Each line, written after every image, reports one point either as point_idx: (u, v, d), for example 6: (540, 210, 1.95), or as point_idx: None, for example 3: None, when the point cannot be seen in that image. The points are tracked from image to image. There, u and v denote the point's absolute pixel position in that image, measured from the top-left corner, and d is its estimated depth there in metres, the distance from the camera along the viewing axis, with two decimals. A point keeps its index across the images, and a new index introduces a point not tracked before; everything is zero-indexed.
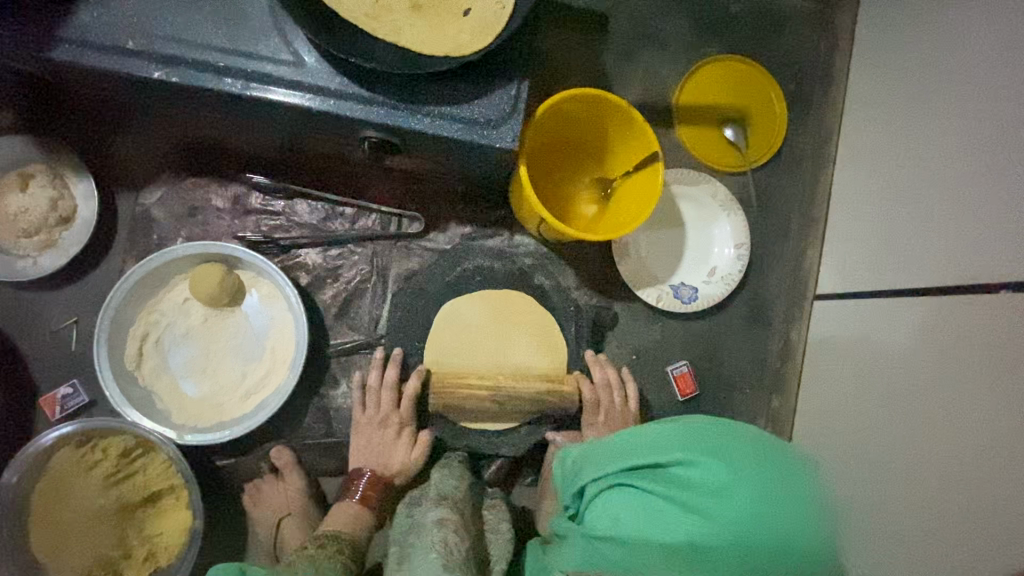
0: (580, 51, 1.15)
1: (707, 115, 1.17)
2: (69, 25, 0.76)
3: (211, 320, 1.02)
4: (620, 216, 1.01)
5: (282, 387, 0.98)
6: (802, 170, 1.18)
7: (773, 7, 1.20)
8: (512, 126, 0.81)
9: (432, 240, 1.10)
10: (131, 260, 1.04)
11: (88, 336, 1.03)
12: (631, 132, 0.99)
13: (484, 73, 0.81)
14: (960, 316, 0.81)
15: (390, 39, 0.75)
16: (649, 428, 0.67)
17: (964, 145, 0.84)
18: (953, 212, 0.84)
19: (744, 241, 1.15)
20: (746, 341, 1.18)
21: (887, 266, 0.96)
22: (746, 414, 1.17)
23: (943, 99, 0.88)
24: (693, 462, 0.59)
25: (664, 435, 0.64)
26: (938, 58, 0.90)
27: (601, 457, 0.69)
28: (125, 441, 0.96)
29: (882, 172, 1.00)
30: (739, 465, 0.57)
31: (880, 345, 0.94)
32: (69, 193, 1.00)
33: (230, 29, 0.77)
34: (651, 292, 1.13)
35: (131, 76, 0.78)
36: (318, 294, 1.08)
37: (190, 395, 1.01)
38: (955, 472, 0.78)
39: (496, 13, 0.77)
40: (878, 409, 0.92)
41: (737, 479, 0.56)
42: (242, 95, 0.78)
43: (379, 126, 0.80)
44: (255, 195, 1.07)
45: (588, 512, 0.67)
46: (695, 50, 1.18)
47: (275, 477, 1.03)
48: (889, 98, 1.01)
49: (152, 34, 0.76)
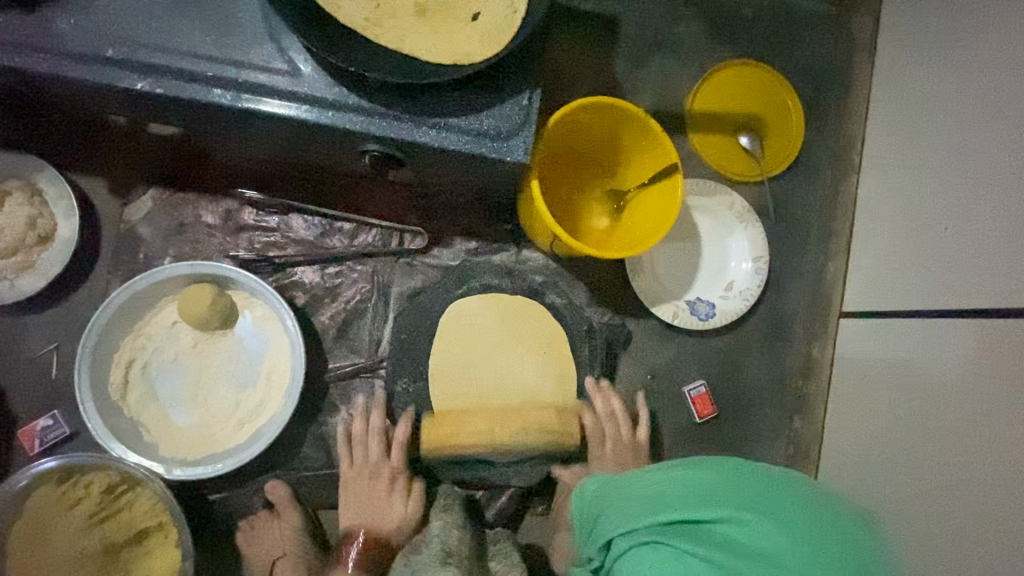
0: (589, 56, 1.09)
1: (722, 122, 1.12)
2: (42, 32, 0.70)
3: (201, 344, 0.96)
4: (635, 230, 0.95)
5: (278, 416, 0.92)
6: (821, 179, 1.13)
7: (788, 10, 1.15)
8: (524, 138, 0.76)
9: (436, 256, 1.04)
10: (116, 281, 0.98)
11: (69, 363, 0.96)
12: (646, 141, 0.93)
13: (494, 82, 0.76)
14: (1002, 339, 0.76)
15: (394, 46, 0.70)
16: (683, 470, 0.62)
17: (1000, 155, 0.79)
18: (993, 227, 0.79)
19: (761, 255, 1.10)
20: (765, 359, 1.13)
21: (917, 282, 0.91)
22: (767, 436, 1.12)
23: (977, 106, 0.83)
24: (740, 522, 0.54)
25: (702, 484, 0.59)
26: (968, 64, 0.86)
27: (630, 502, 0.63)
28: (109, 476, 0.90)
29: (909, 182, 0.95)
30: (786, 524, 0.53)
31: (912, 366, 0.89)
32: (49, 211, 0.93)
33: (219, 36, 0.71)
34: (667, 308, 1.07)
35: (113, 88, 0.72)
36: (315, 315, 1.02)
37: (179, 425, 0.94)
38: (1004, 508, 0.73)
39: (508, 18, 0.72)
40: (911, 434, 0.87)
41: (790, 546, 0.52)
42: (233, 107, 0.72)
43: (381, 139, 0.74)
44: (248, 210, 1.01)
45: (618, 564, 0.61)
46: (708, 54, 1.13)
47: (270, 512, 0.97)
48: (914, 104, 0.96)
49: (134, 42, 0.71)
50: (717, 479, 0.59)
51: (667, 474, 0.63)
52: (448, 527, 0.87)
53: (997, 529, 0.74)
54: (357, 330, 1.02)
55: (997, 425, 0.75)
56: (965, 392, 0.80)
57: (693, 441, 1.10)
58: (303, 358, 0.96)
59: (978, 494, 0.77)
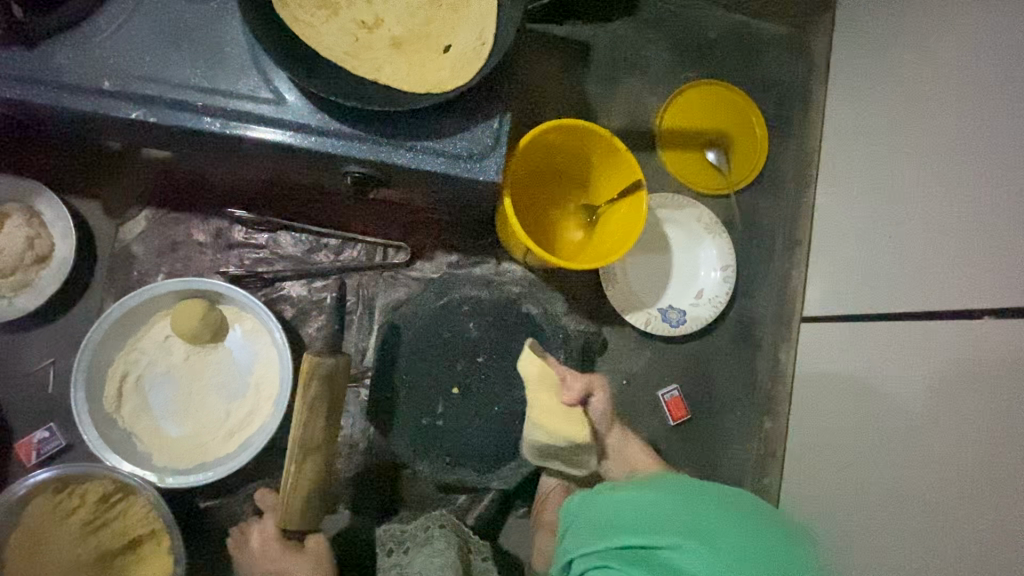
0: (562, 78, 1.16)
1: (689, 139, 1.18)
2: (44, 66, 0.75)
3: (193, 357, 1.00)
4: (606, 242, 1.01)
5: (267, 425, 0.96)
6: (785, 191, 1.20)
7: (750, 34, 1.22)
8: (496, 159, 0.82)
9: (418, 270, 1.09)
10: (110, 297, 1.02)
11: (65, 377, 1.00)
12: (615, 160, 0.99)
13: (466, 108, 0.81)
14: (946, 341, 0.82)
15: (372, 77, 0.76)
16: (646, 497, 0.70)
17: (938, 170, 0.86)
18: (939, 240, 0.85)
19: (730, 264, 1.15)
20: (735, 363, 1.18)
21: (868, 288, 0.97)
22: (739, 437, 1.17)
23: (924, 125, 0.89)
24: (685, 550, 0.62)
25: (660, 512, 0.67)
26: (916, 85, 0.92)
27: (597, 529, 0.70)
28: (104, 486, 0.93)
29: (860, 195, 1.02)
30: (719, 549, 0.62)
31: (865, 363, 0.95)
32: (46, 231, 0.98)
33: (208, 67, 0.77)
34: (640, 315, 1.12)
35: (109, 118, 0.77)
36: (302, 328, 1.06)
37: (171, 435, 0.98)
38: (956, 503, 0.78)
39: (475, 49, 0.77)
40: (867, 431, 0.93)
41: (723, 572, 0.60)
42: (222, 134, 0.78)
43: (362, 162, 0.80)
44: (238, 228, 1.06)
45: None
46: (676, 75, 1.20)
47: (259, 519, 1.00)
48: (867, 122, 1.02)
49: (130, 75, 0.76)
50: (671, 503, 0.69)
51: (635, 499, 0.71)
52: (431, 558, 0.88)
53: (950, 525, 0.78)
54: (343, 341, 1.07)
55: (946, 422, 0.80)
56: (911, 392, 0.86)
57: (668, 443, 1.15)
58: (291, 369, 1.00)
59: (930, 490, 0.81)
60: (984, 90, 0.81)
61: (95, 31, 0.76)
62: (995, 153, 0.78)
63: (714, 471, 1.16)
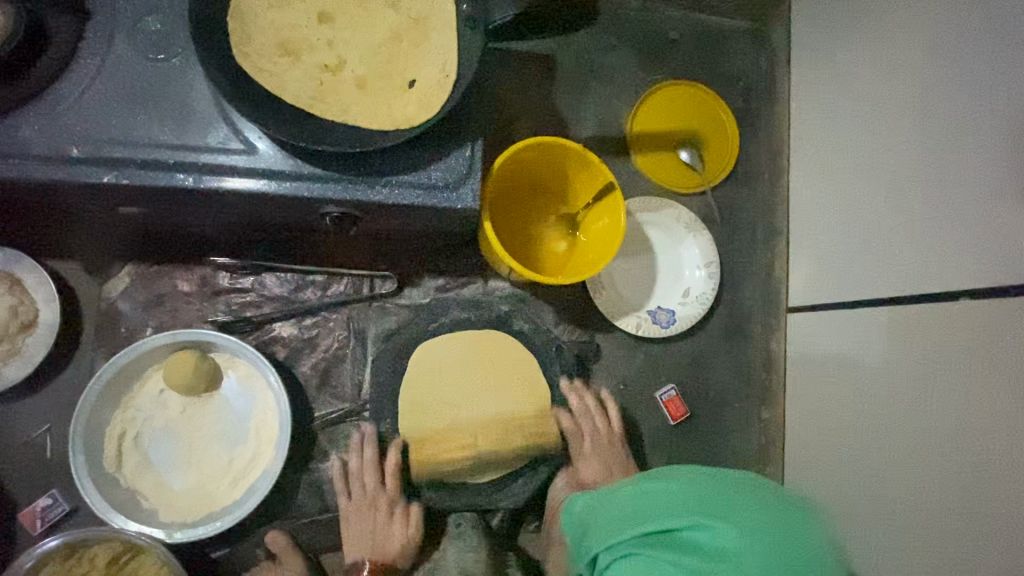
0: (529, 91, 1.17)
1: (661, 140, 1.20)
2: (10, 139, 0.75)
3: (190, 408, 1.00)
4: (589, 252, 1.03)
5: (271, 470, 0.96)
6: (760, 183, 1.22)
7: (711, 31, 1.25)
8: (472, 186, 0.83)
9: (407, 296, 1.10)
10: (100, 357, 1.02)
11: (63, 442, 1.00)
12: (590, 170, 1.00)
13: (436, 138, 0.82)
14: (932, 319, 0.84)
15: (340, 120, 0.77)
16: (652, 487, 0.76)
17: (906, 152, 0.88)
18: (912, 228, 0.87)
19: (713, 259, 1.17)
20: (728, 357, 1.21)
21: (845, 275, 1.00)
22: (739, 429, 1.20)
23: (888, 110, 0.92)
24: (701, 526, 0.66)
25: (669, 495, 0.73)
26: (875, 73, 0.94)
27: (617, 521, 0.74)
28: (114, 547, 0.93)
29: (830, 181, 1.04)
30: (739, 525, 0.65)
31: (856, 348, 0.96)
32: (30, 298, 0.97)
33: (177, 123, 0.77)
34: (630, 319, 1.14)
35: (82, 184, 0.77)
36: (297, 367, 1.07)
37: (175, 490, 0.98)
38: (951, 474, 0.80)
39: (441, 81, 0.78)
40: (859, 410, 0.95)
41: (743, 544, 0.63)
42: (198, 188, 0.78)
43: (340, 201, 0.80)
44: (223, 275, 1.06)
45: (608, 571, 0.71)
46: (643, 79, 1.22)
47: (273, 562, 1.01)
48: (831, 111, 1.04)
49: (98, 138, 0.76)
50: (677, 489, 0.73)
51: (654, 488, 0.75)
52: None
53: (957, 511, 0.80)
54: (339, 375, 1.07)
55: (943, 404, 0.81)
56: (900, 371, 0.88)
57: (671, 441, 1.18)
58: (290, 411, 1.00)
59: (924, 465, 0.84)
60: (954, 72, 0.82)
61: (59, 99, 0.76)
62: (973, 137, 0.79)
63: (717, 465, 1.19)
